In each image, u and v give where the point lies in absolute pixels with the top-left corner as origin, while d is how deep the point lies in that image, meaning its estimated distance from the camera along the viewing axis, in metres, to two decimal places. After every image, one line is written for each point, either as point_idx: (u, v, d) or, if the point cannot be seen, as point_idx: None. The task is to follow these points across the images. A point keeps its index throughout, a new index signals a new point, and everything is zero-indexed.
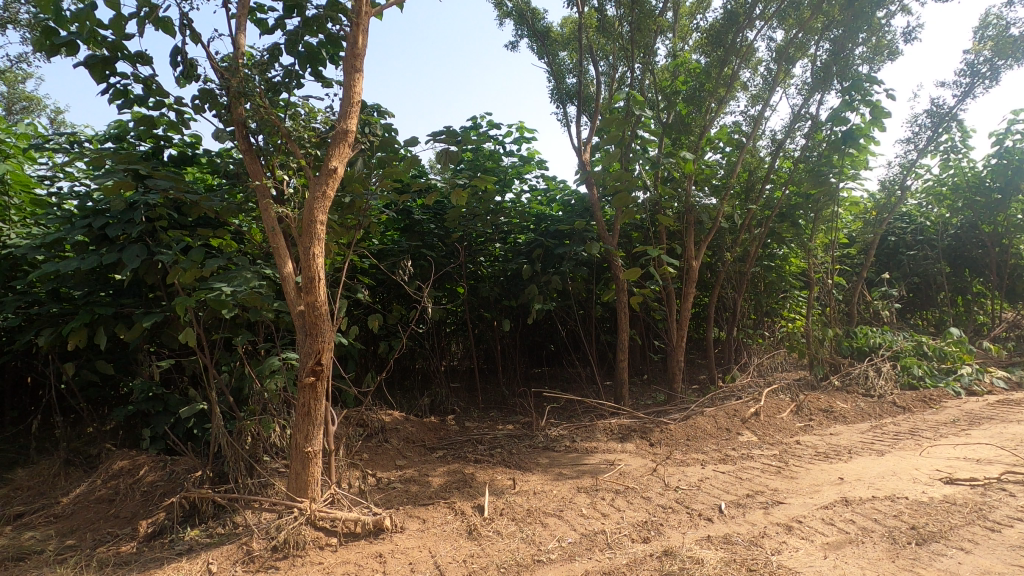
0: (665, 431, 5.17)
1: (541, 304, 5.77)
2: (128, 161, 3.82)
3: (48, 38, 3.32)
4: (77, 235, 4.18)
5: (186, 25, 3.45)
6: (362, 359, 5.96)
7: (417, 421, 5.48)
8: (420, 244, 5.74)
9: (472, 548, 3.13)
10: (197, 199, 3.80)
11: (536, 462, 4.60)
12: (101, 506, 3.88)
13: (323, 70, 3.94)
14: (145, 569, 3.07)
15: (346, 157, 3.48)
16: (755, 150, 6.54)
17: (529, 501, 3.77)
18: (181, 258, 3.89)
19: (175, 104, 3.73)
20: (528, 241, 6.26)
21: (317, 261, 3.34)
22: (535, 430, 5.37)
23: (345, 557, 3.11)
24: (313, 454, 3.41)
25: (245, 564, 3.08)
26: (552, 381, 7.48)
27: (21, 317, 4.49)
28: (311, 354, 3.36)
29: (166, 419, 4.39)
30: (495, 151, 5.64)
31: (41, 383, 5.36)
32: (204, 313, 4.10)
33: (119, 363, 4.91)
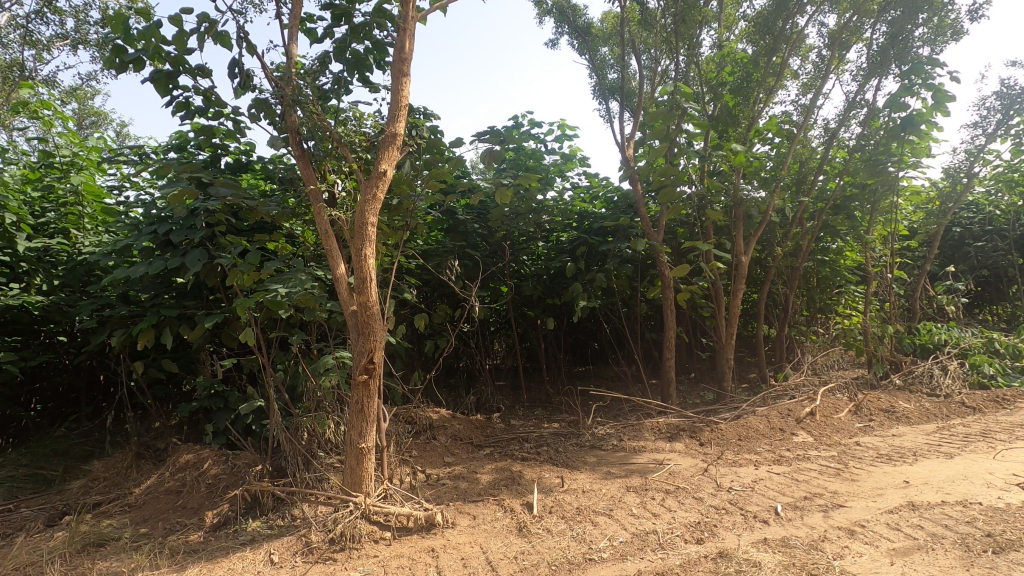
0: (715, 430, 5.05)
1: (586, 302, 5.73)
2: (191, 170, 4.01)
3: (118, 56, 3.52)
4: (144, 242, 4.42)
5: (243, 38, 3.59)
6: (409, 358, 6.08)
7: (464, 419, 5.55)
8: (463, 244, 5.79)
9: (522, 546, 3.15)
10: (254, 205, 3.97)
11: (583, 461, 4.58)
12: (169, 497, 4.10)
13: (369, 75, 4.04)
14: (212, 558, 3.23)
15: (395, 159, 3.56)
16: (807, 141, 6.31)
17: (579, 499, 3.76)
18: (239, 261, 4.06)
19: (232, 115, 3.90)
20: (571, 239, 6.24)
21: (369, 262, 3.43)
22: (581, 429, 5.35)
23: (398, 551, 3.18)
24: (366, 450, 3.52)
25: (304, 556, 3.18)
26: (598, 380, 7.43)
27: (95, 319, 4.78)
28: (364, 353, 3.46)
29: (227, 415, 4.60)
30: (536, 150, 5.63)
31: (112, 381, 5.70)
32: (261, 314, 4.27)
33: (183, 362, 5.16)
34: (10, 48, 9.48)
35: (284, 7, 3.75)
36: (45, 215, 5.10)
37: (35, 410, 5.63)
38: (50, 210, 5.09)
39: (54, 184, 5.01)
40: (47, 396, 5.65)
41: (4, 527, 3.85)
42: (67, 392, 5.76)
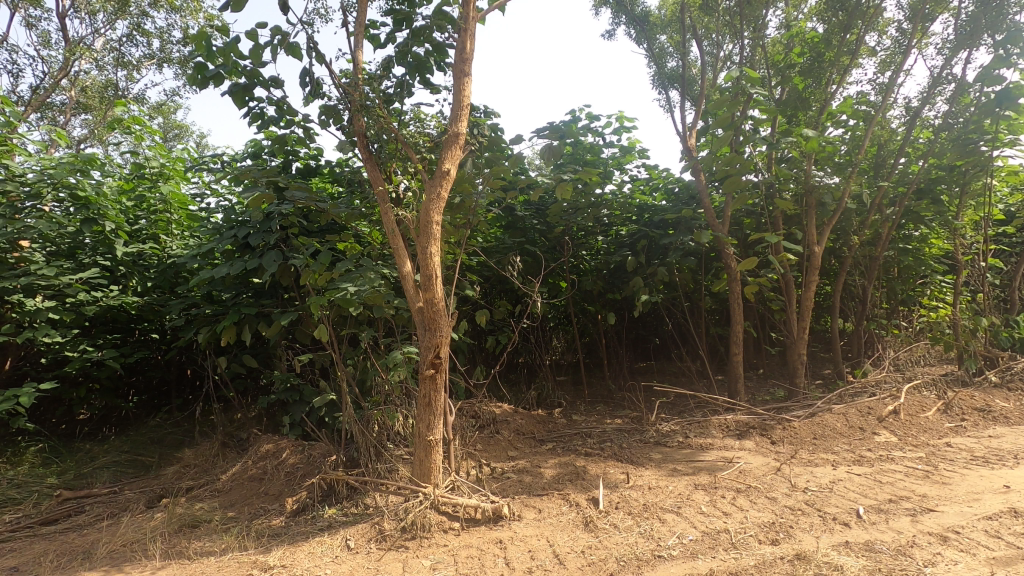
0: (788, 428, 4.85)
1: (648, 297, 5.62)
2: (267, 176, 4.24)
3: (200, 73, 3.76)
4: (225, 245, 4.72)
5: (312, 48, 3.76)
6: (471, 353, 6.20)
7: (526, 414, 5.59)
8: (522, 240, 5.83)
9: (589, 540, 3.15)
10: (326, 208, 4.16)
11: (649, 457, 4.52)
12: (253, 484, 4.37)
13: (430, 77, 4.12)
14: (294, 541, 3.42)
15: (458, 158, 3.64)
16: (885, 122, 5.92)
17: (645, 496, 3.71)
18: (312, 262, 4.27)
19: (303, 122, 4.10)
20: (631, 233, 6.13)
21: (434, 259, 3.52)
22: (645, 425, 5.28)
23: (467, 541, 3.26)
24: (434, 442, 3.63)
25: (378, 542, 3.32)
26: (661, 376, 7.30)
27: (184, 318, 5.16)
28: (430, 348, 3.55)
29: (303, 407, 4.85)
30: (594, 144, 5.57)
31: (199, 375, 6.12)
32: (332, 311, 4.47)
33: (262, 357, 5.48)
34: (105, 70, 10.35)
35: (350, 16, 3.89)
36: (138, 223, 5.54)
37: (133, 402, 6.08)
38: (142, 217, 5.51)
39: (145, 194, 5.42)
40: (142, 389, 6.10)
41: (112, 507, 4.23)
42: (159, 383, 6.23)
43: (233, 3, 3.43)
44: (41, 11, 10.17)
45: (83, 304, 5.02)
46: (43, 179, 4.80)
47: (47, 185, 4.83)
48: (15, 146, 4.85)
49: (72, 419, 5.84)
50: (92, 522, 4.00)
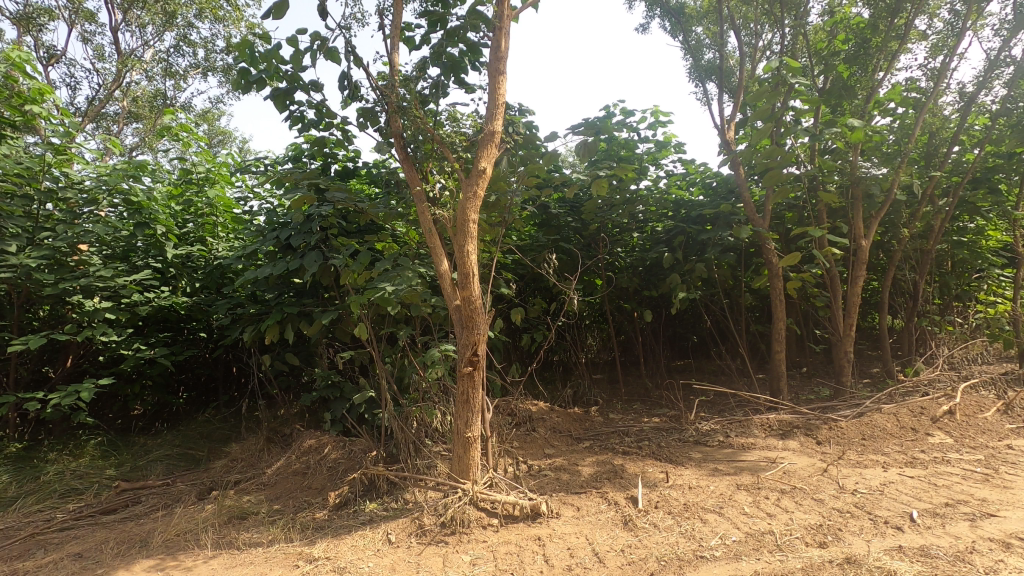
0: (834, 428, 4.70)
1: (685, 294, 5.51)
2: (308, 178, 4.36)
3: (244, 78, 3.88)
4: (268, 246, 4.87)
5: (350, 51, 3.84)
6: (506, 351, 6.23)
7: (562, 412, 5.58)
8: (557, 237, 5.80)
9: (629, 539, 3.12)
10: (365, 208, 4.24)
11: (688, 457, 4.45)
12: (297, 477, 4.50)
13: (465, 77, 4.15)
14: (337, 534, 3.51)
15: (493, 157, 3.66)
16: (938, 109, 5.65)
17: (686, 495, 3.66)
18: (352, 262, 4.36)
19: (341, 124, 4.19)
20: (667, 229, 6.02)
21: (471, 258, 3.55)
22: (684, 424, 5.20)
23: (506, 538, 3.28)
24: (472, 439, 3.67)
25: (418, 537, 3.36)
26: (700, 375, 7.18)
27: (230, 317, 5.35)
28: (468, 345, 3.58)
29: (343, 404, 4.96)
30: (629, 139, 5.50)
31: (244, 372, 6.35)
32: (372, 309, 4.56)
33: (303, 355, 5.63)
34: (154, 80, 10.80)
35: (385, 18, 3.95)
36: (186, 226, 5.76)
37: (183, 398, 6.35)
38: (190, 221, 5.73)
39: (192, 198, 5.63)
40: (191, 385, 6.40)
41: (165, 498, 4.43)
42: (207, 381, 6.50)
43: (274, 11, 3.52)
44: (95, 26, 10.68)
45: (137, 304, 5.26)
46: (100, 186, 5.03)
47: (103, 191, 5.06)
48: (74, 155, 5.08)
49: (127, 415, 6.07)
50: (148, 512, 4.19)
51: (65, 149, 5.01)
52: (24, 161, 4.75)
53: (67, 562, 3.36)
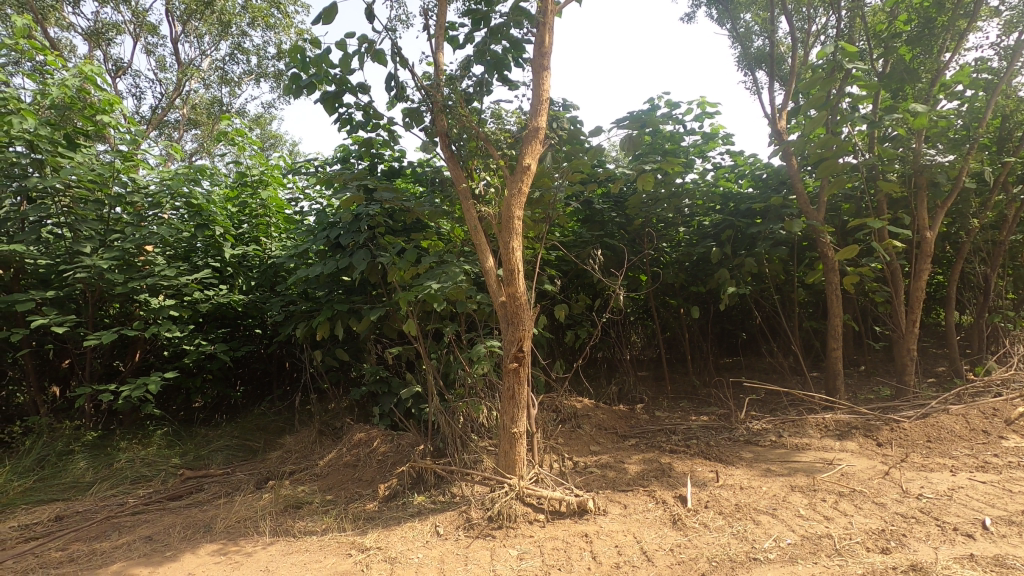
0: (896, 430, 4.48)
1: (734, 289, 5.36)
2: (357, 178, 4.46)
3: (295, 83, 4.01)
4: (319, 245, 5.02)
5: (396, 53, 3.91)
6: (550, 347, 6.23)
7: (607, 409, 5.54)
8: (601, 233, 5.73)
9: (678, 539, 3.08)
10: (412, 206, 4.31)
11: (739, 456, 4.34)
12: (348, 469, 4.64)
13: (508, 74, 4.16)
14: (387, 525, 3.60)
15: (538, 153, 3.66)
16: (1011, 90, 5.28)
17: (737, 496, 3.57)
18: (399, 259, 4.46)
19: (388, 125, 4.28)
20: (715, 223, 5.87)
21: (516, 254, 3.56)
22: (734, 422, 5.08)
23: (553, 533, 3.28)
24: (518, 435, 3.69)
25: (466, 530, 3.41)
26: (750, 373, 6.98)
27: (283, 314, 5.56)
28: (513, 341, 3.61)
29: (391, 398, 5.08)
30: (675, 132, 5.38)
31: (296, 367, 6.60)
32: (418, 306, 4.64)
33: (353, 351, 5.79)
34: (211, 88, 11.32)
35: (430, 18, 4.00)
36: (242, 226, 6.01)
37: (240, 390, 6.65)
38: (245, 222, 5.97)
39: (247, 199, 5.87)
40: (247, 379, 6.70)
41: (226, 486, 4.65)
42: (262, 375, 6.78)
43: (324, 16, 3.63)
44: (157, 38, 11.27)
45: (198, 301, 5.53)
46: (163, 190, 5.31)
47: (166, 195, 5.34)
48: (140, 161, 5.38)
49: (189, 407, 6.37)
50: (210, 499, 4.41)
51: (132, 156, 5.30)
52: (97, 167, 4.98)
53: (139, 544, 3.58)
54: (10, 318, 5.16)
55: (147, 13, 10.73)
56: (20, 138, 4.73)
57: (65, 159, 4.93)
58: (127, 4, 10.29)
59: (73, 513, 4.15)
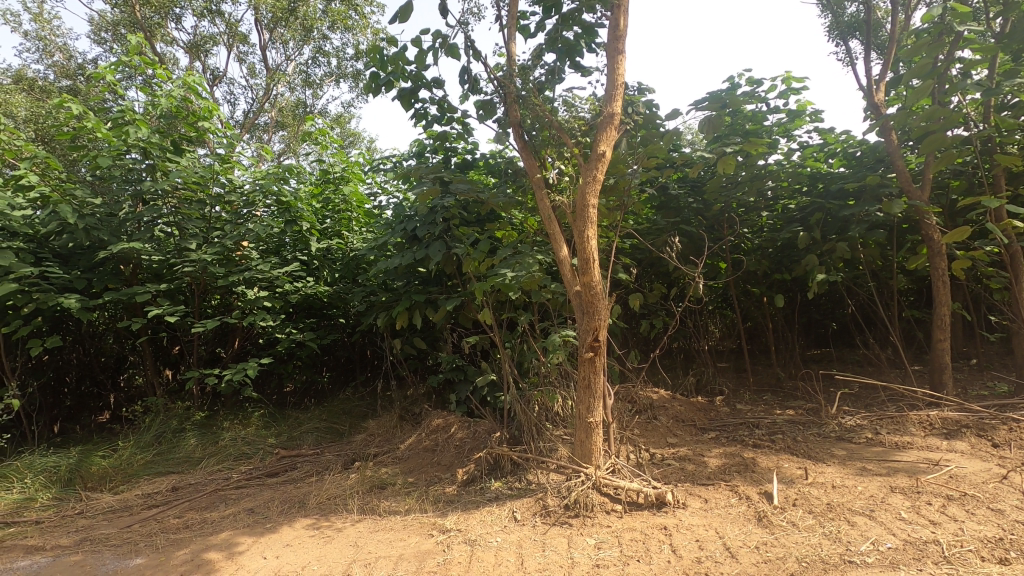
0: (1015, 429, 4.05)
1: (825, 276, 5.01)
2: (433, 172, 4.57)
3: (374, 82, 4.15)
4: (397, 237, 5.19)
5: (469, 46, 3.96)
6: (624, 337, 6.14)
7: (685, 400, 5.40)
8: (677, 220, 5.54)
9: (764, 536, 2.96)
10: (486, 198, 4.37)
11: (830, 454, 4.09)
12: (427, 454, 4.80)
13: (580, 60, 4.10)
14: (466, 509, 3.71)
15: (613, 139, 3.60)
16: None
17: (829, 495, 3.37)
18: (473, 251, 4.54)
19: (461, 118, 4.35)
20: (803, 206, 5.51)
21: (591, 243, 3.53)
22: (824, 418, 4.80)
23: (630, 524, 3.25)
24: (594, 424, 3.68)
25: (543, 517, 3.45)
26: (842, 365, 6.55)
27: (365, 304, 5.82)
28: (589, 331, 3.58)
29: (467, 386, 5.23)
30: (757, 111, 5.09)
31: (377, 355, 6.90)
32: (493, 296, 4.72)
33: (430, 340, 5.98)
34: (296, 90, 11.97)
35: (502, 9, 4.02)
36: (326, 221, 6.33)
37: (325, 376, 7.04)
38: (329, 217, 6.28)
39: (331, 195, 6.16)
40: (332, 365, 7.08)
41: (316, 465, 4.96)
42: (345, 361, 7.15)
43: (400, 14, 3.72)
44: (247, 46, 12.03)
45: (288, 292, 5.89)
46: (256, 189, 5.69)
47: (259, 194, 5.72)
48: (235, 162, 5.79)
49: (282, 391, 6.82)
50: (303, 477, 4.73)
51: (228, 158, 5.72)
52: (199, 170, 5.42)
53: (243, 515, 3.90)
54: (130, 309, 5.72)
55: (238, 24, 11.49)
56: (135, 146, 5.21)
57: (172, 163, 5.39)
58: (222, 16, 11.05)
59: (187, 485, 4.59)
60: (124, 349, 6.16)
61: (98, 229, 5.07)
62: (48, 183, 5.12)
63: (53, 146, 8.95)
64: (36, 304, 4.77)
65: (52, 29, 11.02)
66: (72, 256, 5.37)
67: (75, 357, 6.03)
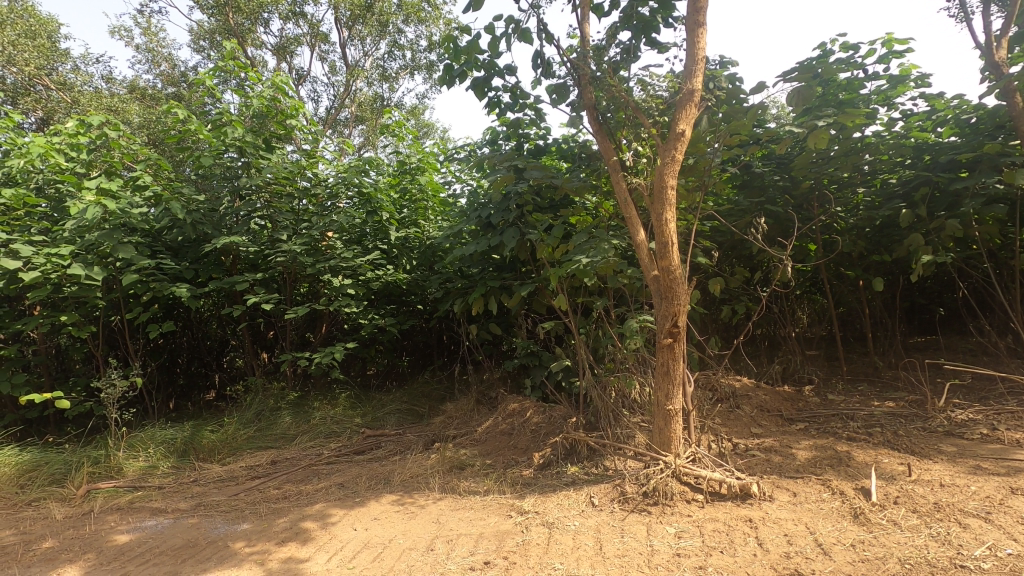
0: None
1: (932, 257, 4.57)
2: (507, 159, 4.60)
3: (449, 73, 4.21)
4: (471, 224, 5.27)
5: (542, 30, 3.92)
6: (703, 323, 5.93)
7: (770, 389, 5.16)
8: (761, 200, 5.21)
9: (861, 534, 2.79)
10: (560, 183, 4.35)
11: (938, 450, 3.76)
12: (504, 437, 4.89)
13: (657, 36, 3.95)
14: (543, 492, 3.76)
15: (693, 117, 3.46)
16: None
17: (937, 493, 3.11)
18: (547, 237, 4.54)
19: (534, 103, 4.34)
20: (906, 181, 5.04)
21: (670, 225, 3.42)
22: (930, 411, 4.42)
23: (713, 515, 3.16)
24: (673, 412, 3.60)
25: (622, 503, 3.42)
26: (951, 353, 5.96)
27: (442, 291, 5.98)
28: (668, 316, 3.49)
29: (543, 371, 5.27)
30: (852, 79, 4.71)
31: (454, 340, 7.10)
32: (568, 283, 4.70)
33: (505, 325, 6.06)
34: (374, 85, 12.39)
35: None
36: (403, 211, 6.54)
37: (404, 360, 7.33)
38: (406, 206, 6.47)
39: (408, 185, 6.35)
40: (410, 350, 7.35)
41: (399, 445, 5.19)
42: (423, 346, 7.40)
43: (474, 3, 3.75)
44: (328, 45, 12.58)
45: (371, 280, 6.16)
46: (339, 182, 5.97)
47: (342, 186, 6.00)
48: (320, 157, 6.09)
49: (365, 374, 7.15)
50: (388, 455, 4.97)
51: (314, 153, 6.03)
52: (288, 166, 5.77)
53: (334, 489, 4.17)
54: (231, 296, 6.24)
55: (320, 25, 12.02)
56: (232, 145, 5.61)
57: (264, 160, 5.75)
58: (305, 18, 11.62)
59: (284, 459, 4.96)
60: (227, 333, 6.75)
61: (203, 223, 5.53)
62: (159, 182, 5.62)
63: (163, 149, 9.83)
64: (154, 292, 5.29)
65: (159, 41, 12.02)
66: (182, 248, 5.89)
67: (185, 341, 6.65)
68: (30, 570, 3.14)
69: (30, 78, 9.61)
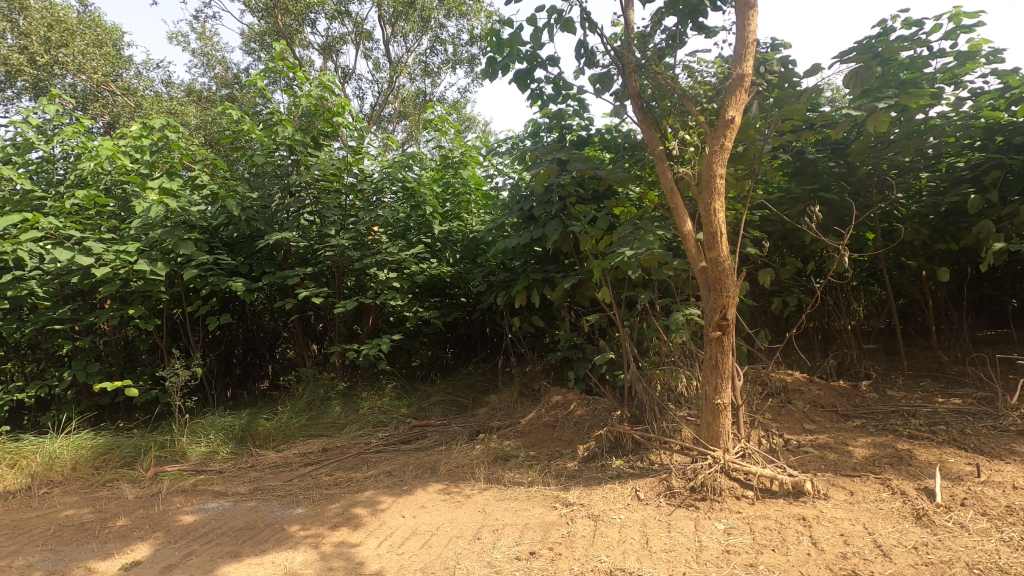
0: None
1: (1005, 245, 4.29)
2: (550, 152, 4.57)
3: (492, 66, 4.21)
4: (513, 217, 5.28)
5: (585, 19, 3.87)
6: (753, 315, 5.77)
7: (824, 384, 4.98)
8: (815, 187, 5.00)
9: (925, 537, 2.66)
10: (604, 174, 4.29)
11: (1012, 450, 3.53)
12: (547, 428, 4.91)
13: (705, 20, 3.84)
14: (588, 484, 3.76)
15: (743, 102, 3.34)
16: None
17: (1010, 496, 2.93)
18: (591, 228, 4.49)
19: (577, 94, 4.29)
20: (976, 164, 4.73)
21: (719, 215, 3.32)
22: (1000, 409, 4.17)
23: (764, 512, 3.09)
24: (722, 406, 3.52)
25: (668, 498, 3.38)
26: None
27: (485, 283, 6.02)
28: (716, 309, 3.40)
29: (586, 363, 5.24)
30: (916, 57, 4.44)
31: (496, 332, 7.15)
32: (612, 275, 4.65)
33: (548, 317, 6.06)
34: (416, 80, 12.55)
35: None
36: (446, 204, 6.60)
37: (448, 352, 7.42)
38: (449, 200, 6.52)
39: (451, 179, 6.40)
40: (454, 342, 7.44)
41: (445, 435, 5.28)
42: (467, 338, 7.48)
43: None
44: (372, 43, 12.80)
45: (415, 273, 6.27)
46: (384, 177, 6.09)
47: (386, 181, 6.12)
48: (365, 153, 6.22)
49: (410, 365, 7.30)
50: (434, 445, 5.07)
51: (359, 150, 6.16)
52: (335, 163, 5.91)
53: (383, 477, 4.29)
54: (283, 290, 6.47)
55: (363, 23, 12.24)
56: (282, 143, 5.80)
57: (313, 157, 5.92)
58: (350, 17, 11.87)
59: (334, 447, 5.13)
60: (279, 325, 7.00)
61: (256, 219, 5.75)
62: (216, 181, 5.87)
63: (219, 148, 10.25)
64: (212, 286, 5.55)
65: (213, 45, 12.51)
66: (237, 244, 6.14)
67: (241, 332, 6.95)
68: (106, 545, 3.37)
69: (97, 85, 10.17)
